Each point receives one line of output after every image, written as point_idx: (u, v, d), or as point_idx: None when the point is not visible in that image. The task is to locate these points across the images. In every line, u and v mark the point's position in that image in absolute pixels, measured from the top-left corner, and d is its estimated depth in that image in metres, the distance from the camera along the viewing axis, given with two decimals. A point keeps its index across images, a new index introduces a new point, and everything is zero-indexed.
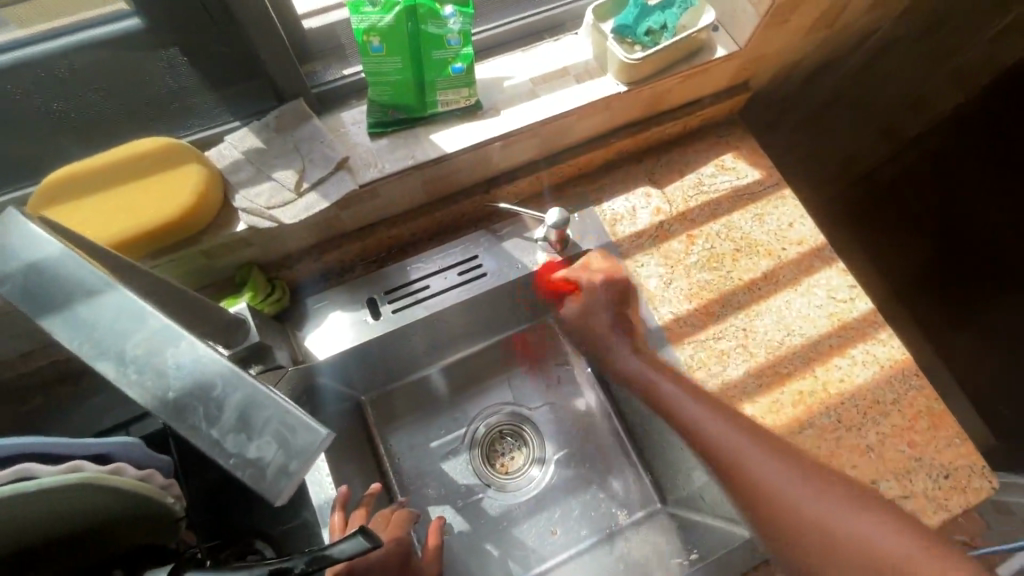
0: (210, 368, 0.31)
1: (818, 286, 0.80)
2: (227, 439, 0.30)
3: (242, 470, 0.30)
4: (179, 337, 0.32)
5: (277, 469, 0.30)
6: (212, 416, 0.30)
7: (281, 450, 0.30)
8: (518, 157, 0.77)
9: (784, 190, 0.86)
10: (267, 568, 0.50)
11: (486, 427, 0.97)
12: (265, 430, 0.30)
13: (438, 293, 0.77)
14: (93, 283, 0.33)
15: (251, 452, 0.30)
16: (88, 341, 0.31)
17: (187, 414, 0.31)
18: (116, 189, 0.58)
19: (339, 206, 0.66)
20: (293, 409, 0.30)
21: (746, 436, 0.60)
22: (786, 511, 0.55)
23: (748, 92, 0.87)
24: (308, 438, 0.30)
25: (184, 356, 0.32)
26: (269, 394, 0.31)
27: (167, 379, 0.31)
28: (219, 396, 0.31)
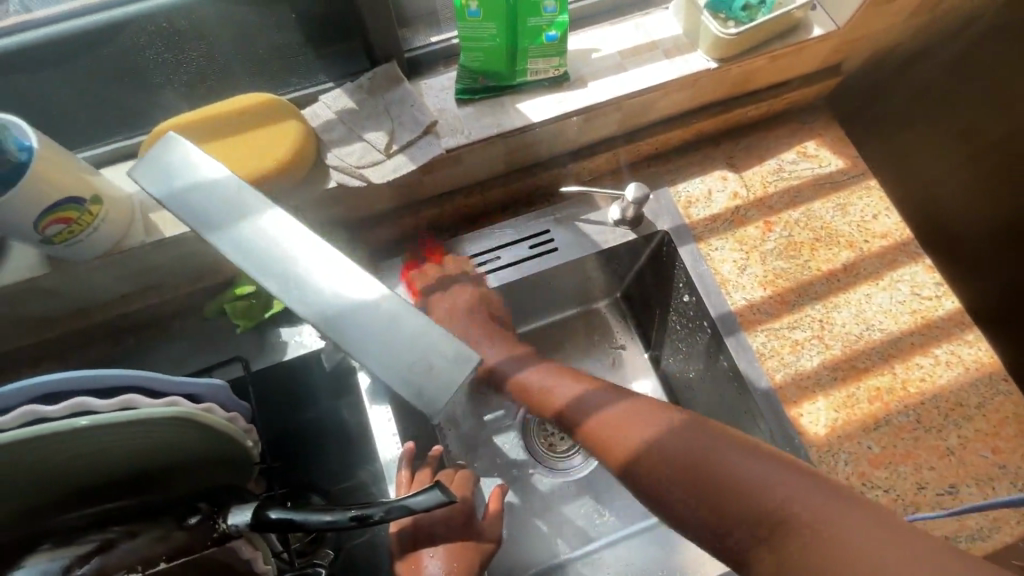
0: (364, 291, 0.32)
1: (901, 281, 0.77)
2: (385, 359, 0.31)
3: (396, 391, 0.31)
4: (334, 258, 0.33)
5: (433, 392, 0.30)
6: (370, 334, 0.31)
7: (439, 371, 0.30)
8: (599, 132, 0.76)
9: (870, 181, 0.82)
10: (348, 512, 0.53)
11: (539, 406, 0.98)
12: (422, 353, 0.31)
13: (509, 265, 0.78)
14: (251, 204, 0.34)
15: (408, 372, 0.30)
16: (248, 258, 0.33)
17: (343, 332, 0.32)
18: (219, 139, 0.59)
19: (422, 170, 0.67)
20: (447, 335, 0.31)
21: (650, 432, 0.56)
22: (688, 474, 0.52)
23: (837, 76, 0.84)
24: (462, 364, 0.31)
25: (338, 278, 0.33)
26: (423, 319, 0.31)
27: (323, 299, 0.32)
28: (374, 318, 0.32)
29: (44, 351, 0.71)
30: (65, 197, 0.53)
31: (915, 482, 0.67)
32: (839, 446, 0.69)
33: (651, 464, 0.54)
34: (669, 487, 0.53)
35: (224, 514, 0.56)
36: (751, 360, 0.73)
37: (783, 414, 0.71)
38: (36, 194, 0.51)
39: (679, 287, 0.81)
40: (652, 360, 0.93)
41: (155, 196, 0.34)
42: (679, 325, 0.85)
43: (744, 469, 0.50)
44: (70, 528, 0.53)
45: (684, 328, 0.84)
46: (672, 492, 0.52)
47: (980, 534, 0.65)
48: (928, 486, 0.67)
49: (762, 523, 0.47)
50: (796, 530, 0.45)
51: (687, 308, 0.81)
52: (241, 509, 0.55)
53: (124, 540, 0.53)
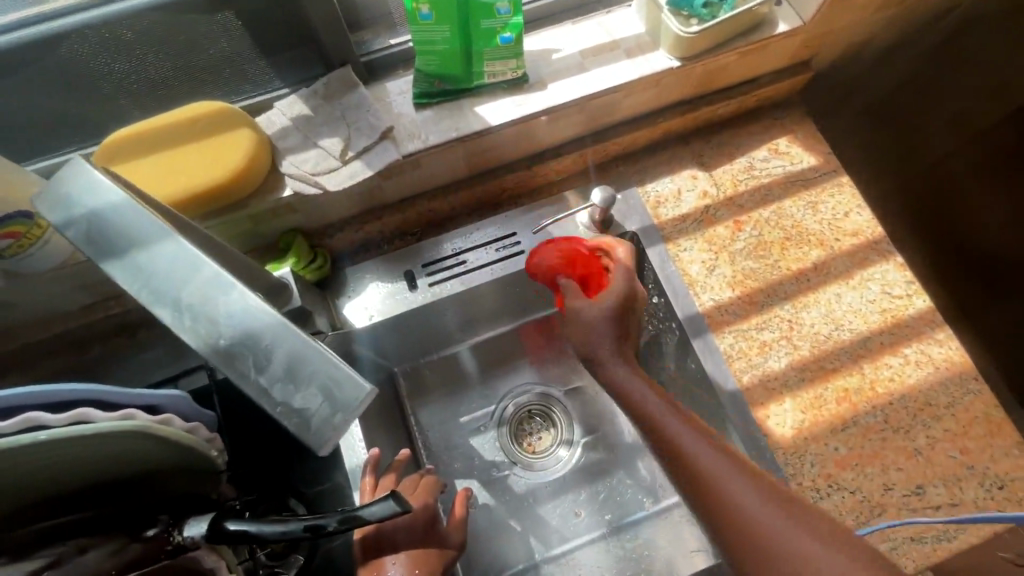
0: (256, 318, 0.32)
1: (872, 280, 0.76)
2: (273, 388, 0.31)
3: (289, 420, 0.31)
4: (228, 285, 0.33)
5: (323, 421, 0.31)
6: (260, 364, 0.32)
7: (328, 400, 0.31)
8: (563, 133, 0.76)
9: (841, 178, 0.81)
10: (302, 522, 0.53)
11: (516, 406, 0.98)
12: (312, 382, 0.31)
13: (475, 268, 0.77)
14: (150, 231, 0.34)
15: (298, 403, 0.31)
16: (144, 287, 0.33)
17: (236, 360, 0.32)
18: (170, 150, 0.59)
19: (381, 176, 0.66)
20: (337, 364, 0.31)
21: (718, 456, 0.53)
22: (747, 521, 0.49)
23: (809, 72, 0.83)
24: (354, 392, 0.31)
25: (231, 304, 0.33)
26: (313, 347, 0.31)
27: (217, 327, 0.33)
28: (267, 346, 0.32)
29: (8, 361, 0.71)
30: (15, 211, 0.53)
31: (882, 483, 0.67)
32: (806, 447, 0.69)
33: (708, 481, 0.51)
34: (715, 511, 0.51)
35: (180, 527, 0.56)
36: (719, 362, 0.72)
37: (750, 416, 0.70)
38: None
39: (649, 289, 0.81)
40: None
41: (59, 226, 0.35)
42: (651, 325, 0.85)
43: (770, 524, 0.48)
44: (23, 544, 0.52)
45: (654, 329, 0.83)
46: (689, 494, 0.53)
47: (946, 535, 0.64)
48: (894, 487, 0.67)
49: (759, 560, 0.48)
50: None
51: (656, 309, 0.81)
52: (196, 521, 0.56)
53: (75, 555, 0.53)
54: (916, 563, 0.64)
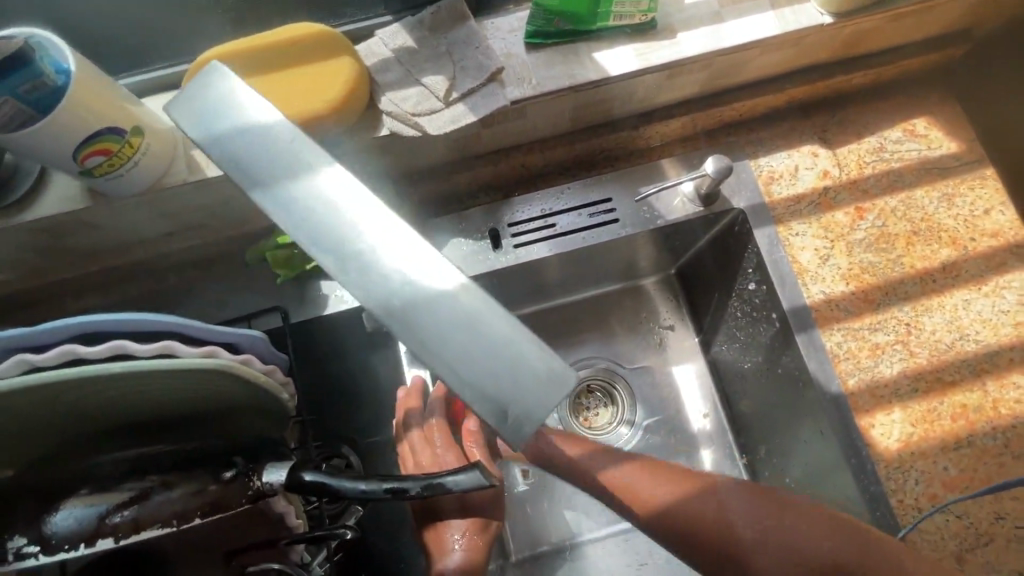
0: (440, 284, 0.30)
1: (1008, 288, 0.68)
2: (460, 367, 0.29)
3: (475, 406, 0.29)
4: (404, 240, 0.31)
5: (516, 415, 0.29)
6: (446, 335, 0.30)
7: (532, 388, 0.29)
8: (680, 91, 0.68)
9: (986, 170, 0.72)
10: (383, 483, 0.51)
11: (576, 381, 0.92)
12: (509, 366, 0.29)
13: (565, 233, 0.71)
14: (310, 162, 0.32)
15: (489, 391, 0.29)
16: (308, 230, 0.32)
17: (412, 327, 0.30)
18: (263, 75, 0.54)
19: (483, 122, 0.60)
20: (540, 350, 0.29)
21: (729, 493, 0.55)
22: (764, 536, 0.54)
23: (966, 43, 0.72)
24: (556, 382, 0.29)
25: (408, 261, 0.31)
26: (510, 326, 0.30)
27: (391, 286, 0.31)
28: (453, 315, 0.30)
29: (87, 283, 0.70)
30: (104, 128, 0.49)
31: (993, 511, 0.61)
32: (911, 462, 0.63)
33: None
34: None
35: (258, 472, 0.54)
36: (821, 361, 0.67)
37: (854, 423, 0.65)
38: (72, 121, 0.47)
39: (747, 274, 0.75)
40: (701, 344, 0.92)
41: (201, 142, 0.33)
42: (740, 312, 0.80)
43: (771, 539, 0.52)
44: (103, 474, 0.52)
45: (746, 316, 0.79)
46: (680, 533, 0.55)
47: None
48: (1006, 517, 0.61)
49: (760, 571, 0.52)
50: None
51: (754, 296, 0.75)
52: (276, 467, 0.54)
53: (159, 490, 0.51)
54: None
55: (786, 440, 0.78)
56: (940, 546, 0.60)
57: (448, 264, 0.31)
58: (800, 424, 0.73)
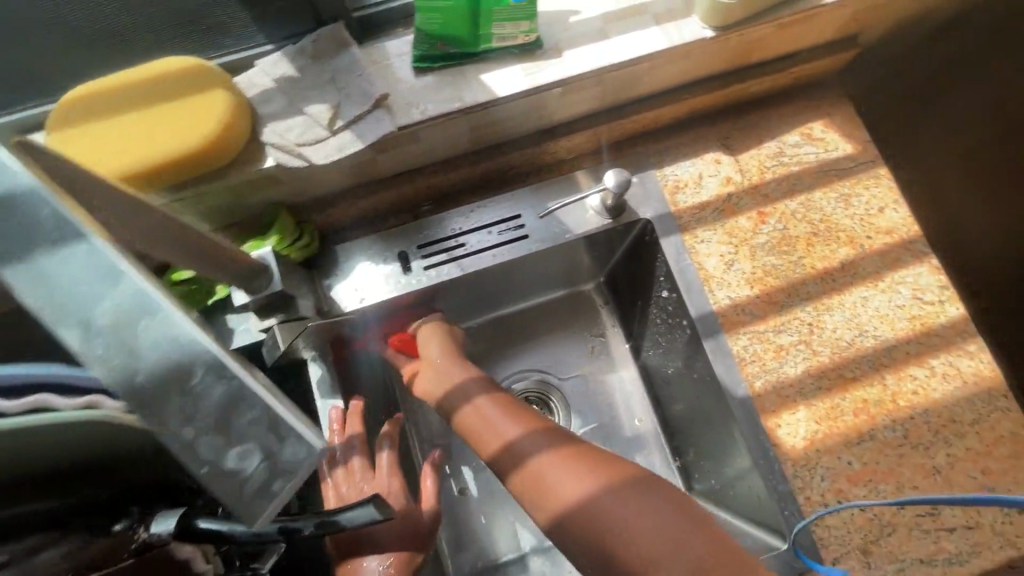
0: (195, 361, 0.33)
1: (903, 283, 0.71)
2: (202, 445, 0.33)
3: (216, 480, 0.33)
4: (163, 312, 0.33)
5: (261, 482, 0.34)
6: (192, 412, 0.32)
7: (277, 459, 0.34)
8: (579, 107, 0.69)
9: (879, 169, 0.74)
10: (276, 524, 0.49)
11: (512, 394, 0.93)
12: (256, 439, 0.34)
13: (476, 252, 0.71)
14: (60, 231, 0.32)
15: (237, 461, 0.33)
16: (55, 308, 0.32)
17: (158, 405, 0.32)
18: (133, 111, 0.53)
19: (374, 148, 0.60)
20: (292, 423, 0.35)
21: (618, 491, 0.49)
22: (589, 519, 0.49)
23: (854, 48, 0.75)
24: (301, 451, 0.34)
25: (163, 335, 0.32)
26: (257, 401, 0.34)
27: (139, 364, 0.32)
28: (199, 394, 0.33)
29: None
30: None
31: (895, 501, 0.63)
32: (817, 460, 0.65)
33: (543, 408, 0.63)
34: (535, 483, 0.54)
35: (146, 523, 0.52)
36: (729, 365, 0.68)
37: (762, 424, 0.66)
38: None
39: (660, 281, 0.76)
40: (632, 350, 0.93)
41: None
42: (659, 318, 0.81)
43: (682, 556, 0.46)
44: None
45: (664, 322, 0.80)
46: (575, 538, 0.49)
47: (958, 560, 0.61)
48: (907, 507, 0.63)
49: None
50: None
51: (667, 303, 0.77)
52: (164, 516, 0.52)
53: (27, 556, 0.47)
54: None
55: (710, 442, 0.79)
56: (845, 540, 0.62)
57: (203, 339, 0.33)
58: (717, 427, 0.74)
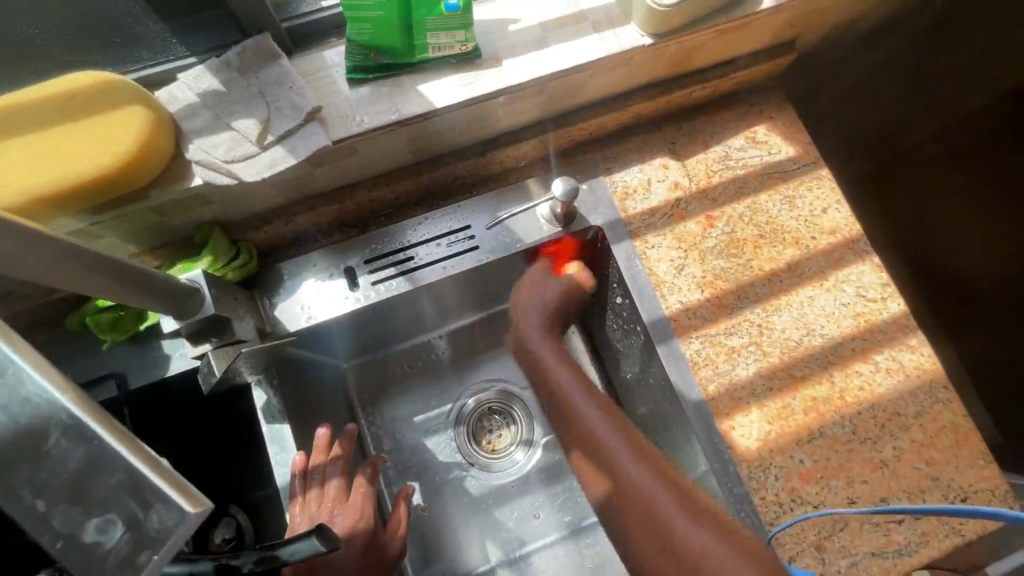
0: (47, 424, 0.31)
1: (847, 282, 0.72)
2: (57, 517, 0.31)
3: (72, 557, 0.30)
4: (6, 367, 0.31)
5: (124, 557, 0.30)
6: (46, 477, 0.31)
7: (142, 531, 0.31)
8: (523, 115, 0.68)
9: (821, 171, 0.76)
10: (212, 563, 0.47)
11: (474, 404, 0.95)
12: (115, 508, 0.31)
13: (425, 265, 0.70)
14: None
15: (99, 536, 0.31)
16: None
17: (7, 472, 0.31)
18: (37, 130, 0.49)
19: (309, 163, 0.58)
20: (156, 487, 0.31)
21: (638, 460, 0.56)
22: (654, 528, 0.52)
23: (792, 53, 0.76)
24: (168, 519, 0.30)
25: (11, 394, 0.31)
26: (112, 460, 0.31)
27: None
28: (56, 458, 0.31)
29: None
30: None
31: (846, 497, 0.64)
32: (770, 460, 0.65)
33: (588, 431, 0.60)
34: (629, 502, 0.54)
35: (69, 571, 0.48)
36: (683, 370, 0.68)
37: (716, 427, 0.66)
38: None
39: (613, 287, 0.76)
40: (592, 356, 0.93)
41: None
42: (615, 324, 0.81)
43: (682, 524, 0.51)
44: None
45: (620, 328, 0.80)
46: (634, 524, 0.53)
47: (907, 550, 0.63)
48: (858, 501, 0.64)
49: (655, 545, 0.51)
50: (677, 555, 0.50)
51: (622, 309, 0.76)
52: None
53: None
54: None
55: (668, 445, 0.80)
56: (801, 538, 0.63)
57: (58, 394, 0.31)
58: (674, 431, 0.75)
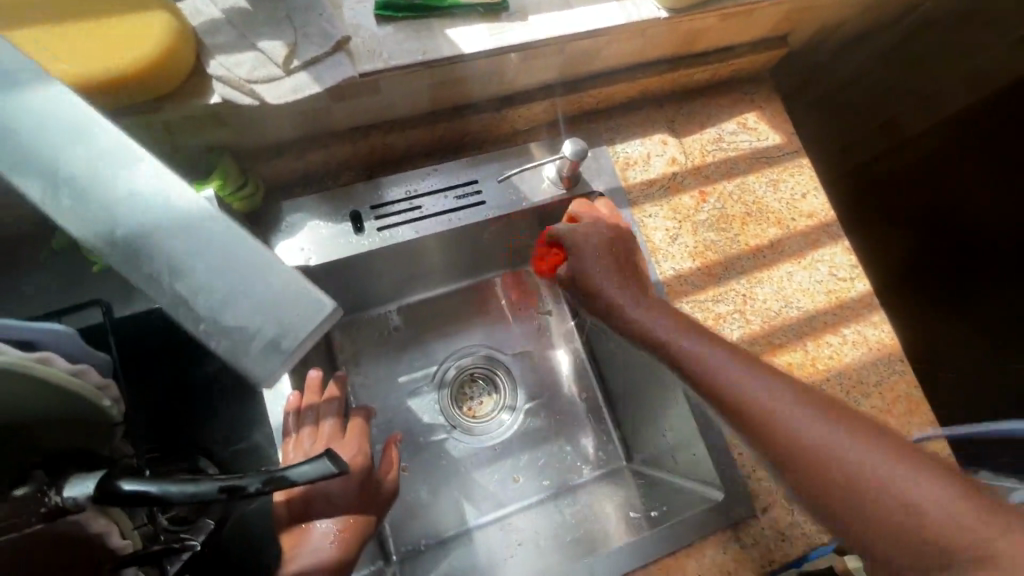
0: (188, 213, 0.32)
1: (821, 261, 0.78)
2: (200, 299, 0.31)
3: (216, 338, 0.31)
4: (139, 164, 0.33)
5: (250, 344, 0.31)
6: (184, 264, 0.32)
7: (287, 316, 0.31)
8: (538, 75, 0.70)
9: (802, 159, 0.82)
10: (217, 483, 0.46)
11: (457, 369, 0.95)
12: (255, 291, 0.31)
13: (431, 215, 0.70)
14: (51, 94, 0.34)
15: (228, 322, 0.31)
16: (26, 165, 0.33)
17: (139, 258, 0.32)
18: (54, 25, 0.47)
19: (330, 95, 0.57)
20: (296, 276, 0.32)
21: (780, 379, 0.51)
22: (822, 467, 0.45)
23: (784, 48, 0.82)
24: (310, 308, 0.31)
25: (141, 184, 0.33)
26: (249, 245, 0.32)
27: (117, 217, 0.32)
28: (191, 245, 0.32)
29: None
30: None
31: None
32: None
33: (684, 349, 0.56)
34: (767, 438, 0.48)
35: (58, 486, 0.46)
36: None
37: None
38: None
39: None
40: (577, 328, 0.97)
41: None
42: None
43: (822, 437, 0.46)
44: None
45: None
46: (767, 434, 0.48)
47: None
48: None
49: (834, 477, 0.44)
50: (848, 481, 0.44)
51: None
52: (81, 479, 0.47)
53: None
54: None
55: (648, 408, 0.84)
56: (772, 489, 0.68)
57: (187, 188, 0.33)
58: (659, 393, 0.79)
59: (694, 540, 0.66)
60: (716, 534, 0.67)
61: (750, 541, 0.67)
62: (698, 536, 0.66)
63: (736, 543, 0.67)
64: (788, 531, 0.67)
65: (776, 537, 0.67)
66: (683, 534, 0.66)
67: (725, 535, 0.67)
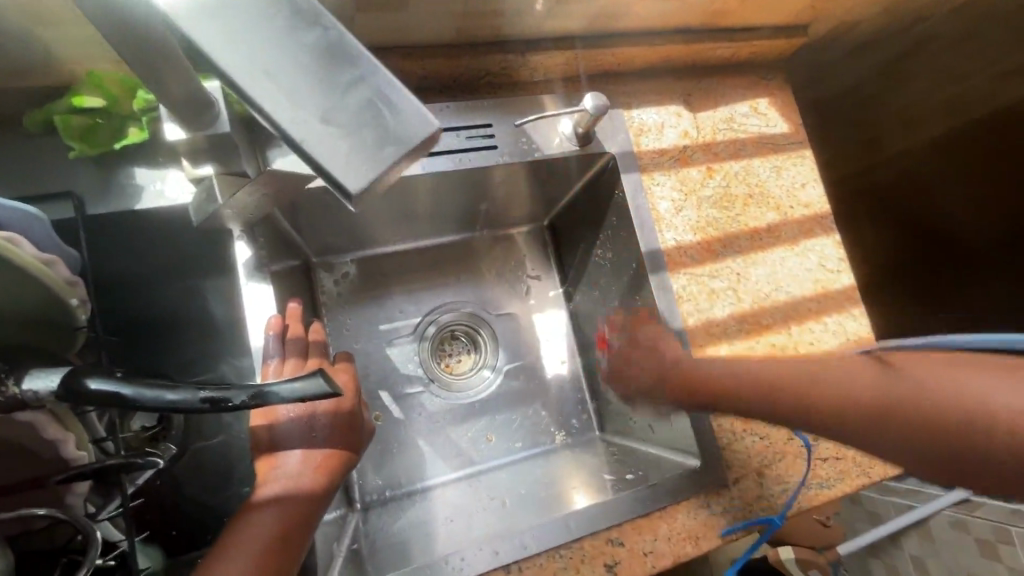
0: (287, 20, 0.33)
1: (812, 251, 0.80)
2: (303, 101, 0.32)
3: (312, 138, 0.32)
4: None
5: (350, 147, 0.32)
6: (289, 65, 0.32)
7: (387, 125, 0.32)
8: (567, 23, 0.68)
9: (806, 151, 0.84)
10: (200, 393, 0.43)
11: (440, 324, 0.92)
12: (357, 101, 0.32)
13: (440, 153, 0.68)
14: None
15: (329, 125, 0.32)
16: None
17: (238, 55, 0.32)
18: None
19: (356, 2, 0.54)
20: (399, 91, 0.33)
21: (870, 362, 0.52)
22: (900, 387, 0.47)
23: (802, 37, 0.83)
24: (412, 121, 0.33)
25: None
26: (355, 58, 0.33)
27: (222, 14, 0.33)
28: (297, 51, 0.33)
29: None
30: None
31: (786, 433, 0.72)
32: None
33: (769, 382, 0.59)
34: (870, 422, 0.49)
35: (17, 376, 0.42)
36: (666, 302, 0.72)
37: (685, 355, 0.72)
38: None
39: (611, 216, 0.79)
40: (564, 296, 0.97)
41: None
42: (602, 256, 0.84)
43: (927, 380, 0.46)
44: None
45: (607, 261, 0.83)
46: (839, 420, 0.52)
47: (828, 483, 0.71)
48: (796, 438, 0.72)
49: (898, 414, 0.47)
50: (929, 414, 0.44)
51: (614, 235, 0.79)
52: (41, 372, 0.43)
53: None
54: (799, 505, 0.70)
55: (627, 377, 0.85)
56: (744, 461, 0.70)
57: None
58: None
59: (667, 504, 0.67)
60: (688, 500, 0.68)
61: (719, 509, 0.68)
62: (672, 500, 0.67)
63: (706, 510, 0.68)
64: (758, 502, 0.69)
65: (745, 507, 0.69)
66: (656, 497, 0.67)
67: (697, 501, 0.68)
